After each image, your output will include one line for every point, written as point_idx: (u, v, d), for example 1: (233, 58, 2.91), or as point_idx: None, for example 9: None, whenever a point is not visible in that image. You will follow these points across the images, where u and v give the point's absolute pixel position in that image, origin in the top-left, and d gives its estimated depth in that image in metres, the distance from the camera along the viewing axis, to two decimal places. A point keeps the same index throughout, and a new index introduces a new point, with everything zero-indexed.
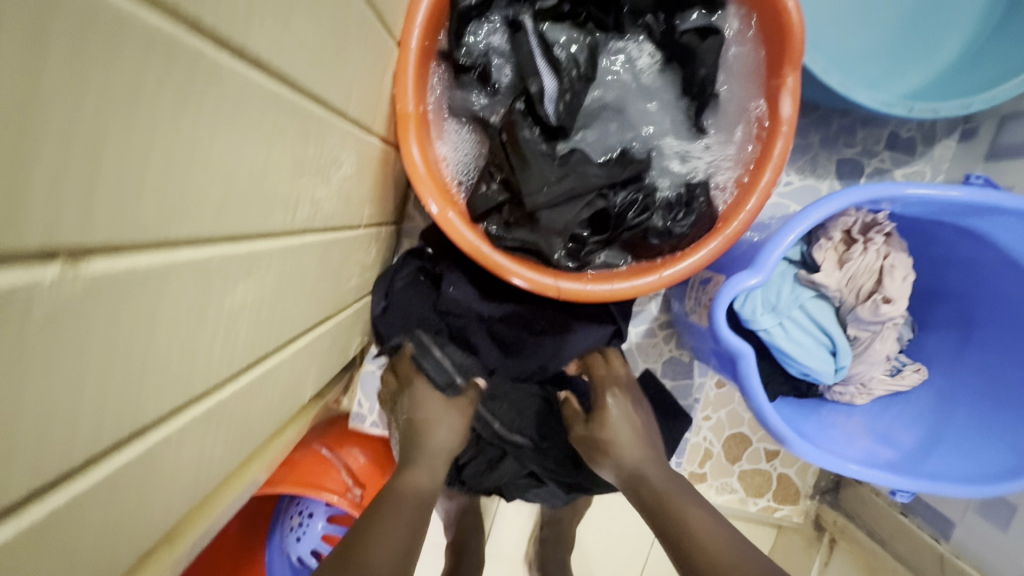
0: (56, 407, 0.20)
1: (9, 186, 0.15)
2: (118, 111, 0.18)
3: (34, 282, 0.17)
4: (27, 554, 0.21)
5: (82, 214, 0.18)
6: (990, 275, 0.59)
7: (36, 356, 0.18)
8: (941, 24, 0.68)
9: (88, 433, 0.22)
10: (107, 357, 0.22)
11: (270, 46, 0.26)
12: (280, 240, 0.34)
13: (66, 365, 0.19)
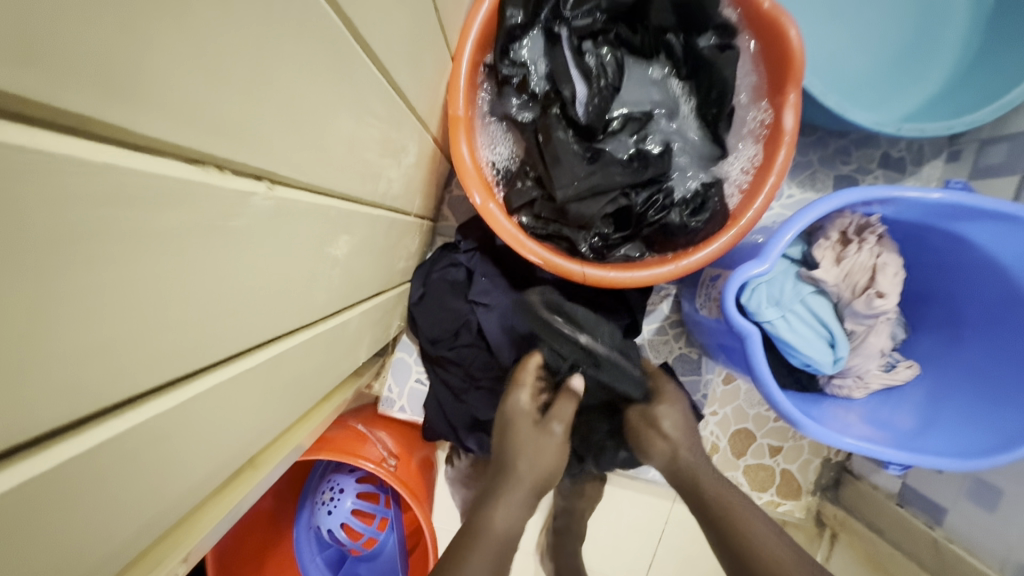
0: (233, 295, 0.26)
1: (243, 115, 0.22)
2: (300, 70, 0.25)
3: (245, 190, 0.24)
4: (194, 413, 0.27)
5: (267, 145, 0.25)
6: (973, 276, 0.65)
7: (232, 247, 0.24)
8: (926, 58, 0.76)
9: (240, 328, 0.29)
10: (263, 266, 0.28)
11: (377, 41, 0.33)
12: (364, 206, 0.41)
13: (243, 263, 0.26)
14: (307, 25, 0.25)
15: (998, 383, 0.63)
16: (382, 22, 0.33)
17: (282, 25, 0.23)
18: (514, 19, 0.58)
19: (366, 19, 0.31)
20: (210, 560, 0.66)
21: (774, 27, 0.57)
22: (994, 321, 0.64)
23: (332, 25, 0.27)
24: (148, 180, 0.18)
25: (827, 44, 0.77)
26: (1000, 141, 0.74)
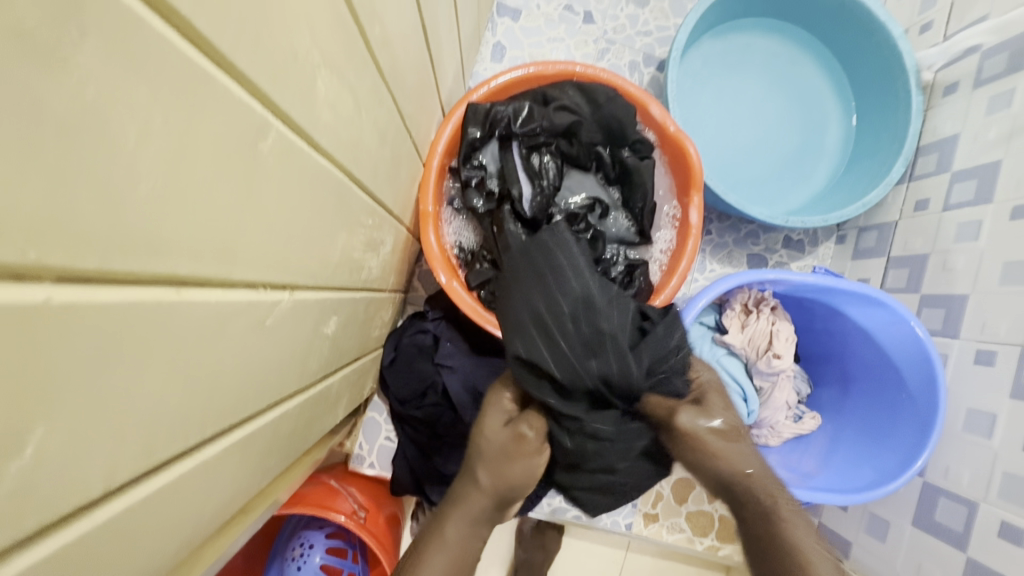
0: (268, 370, 0.36)
1: (291, 249, 0.33)
2: (323, 208, 0.37)
3: (285, 297, 0.34)
4: (229, 461, 0.36)
5: (301, 264, 0.36)
6: (852, 340, 0.80)
7: (274, 337, 0.35)
8: (809, 166, 0.98)
9: (267, 396, 0.38)
10: (287, 348, 0.38)
11: (367, 175, 0.45)
12: (350, 291, 0.51)
13: (278, 347, 0.36)
14: (330, 182, 0.36)
15: (878, 428, 0.76)
16: (369, 162, 0.45)
17: (315, 188, 0.34)
18: (474, 135, 0.72)
19: (359, 163, 0.42)
20: None
21: (678, 145, 0.74)
22: (871, 377, 0.78)
23: (340, 176, 0.38)
24: (252, 305, 0.29)
25: (729, 150, 0.97)
26: (872, 229, 0.92)
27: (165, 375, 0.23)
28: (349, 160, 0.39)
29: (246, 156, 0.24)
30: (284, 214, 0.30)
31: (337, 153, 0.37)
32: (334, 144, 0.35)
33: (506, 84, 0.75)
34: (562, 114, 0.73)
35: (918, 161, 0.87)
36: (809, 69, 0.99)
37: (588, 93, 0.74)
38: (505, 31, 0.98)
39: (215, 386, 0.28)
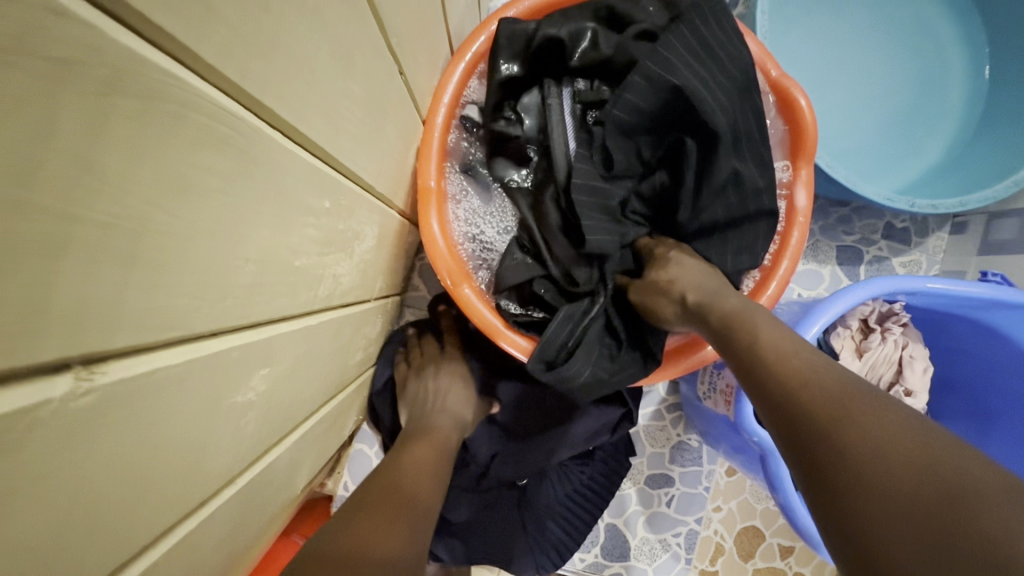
0: (55, 531, 0.17)
1: (31, 288, 0.13)
2: (172, 186, 0.17)
3: (43, 400, 0.15)
4: None
5: (110, 307, 0.16)
6: (1000, 368, 0.59)
7: (39, 475, 0.15)
8: (922, 132, 0.75)
9: (78, 571, 0.19)
10: (114, 471, 0.19)
11: (307, 122, 0.25)
12: (298, 319, 0.32)
13: (71, 489, 0.17)
14: (179, 125, 0.17)
15: None
16: (307, 93, 0.25)
17: (119, 129, 0.15)
18: (506, 71, 0.52)
19: (279, 89, 0.22)
20: None
21: (783, 101, 0.52)
22: None
23: (219, 109, 0.18)
24: None
25: (822, 111, 0.76)
26: (1009, 216, 0.70)
27: None
28: (241, 72, 0.19)
29: None
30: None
31: (190, 42, 0.16)
32: (176, 30, 0.15)
33: (544, 4, 0.54)
34: (641, 90, 0.47)
35: None
36: (926, 4, 0.76)
37: (685, 37, 0.47)
38: None
39: None
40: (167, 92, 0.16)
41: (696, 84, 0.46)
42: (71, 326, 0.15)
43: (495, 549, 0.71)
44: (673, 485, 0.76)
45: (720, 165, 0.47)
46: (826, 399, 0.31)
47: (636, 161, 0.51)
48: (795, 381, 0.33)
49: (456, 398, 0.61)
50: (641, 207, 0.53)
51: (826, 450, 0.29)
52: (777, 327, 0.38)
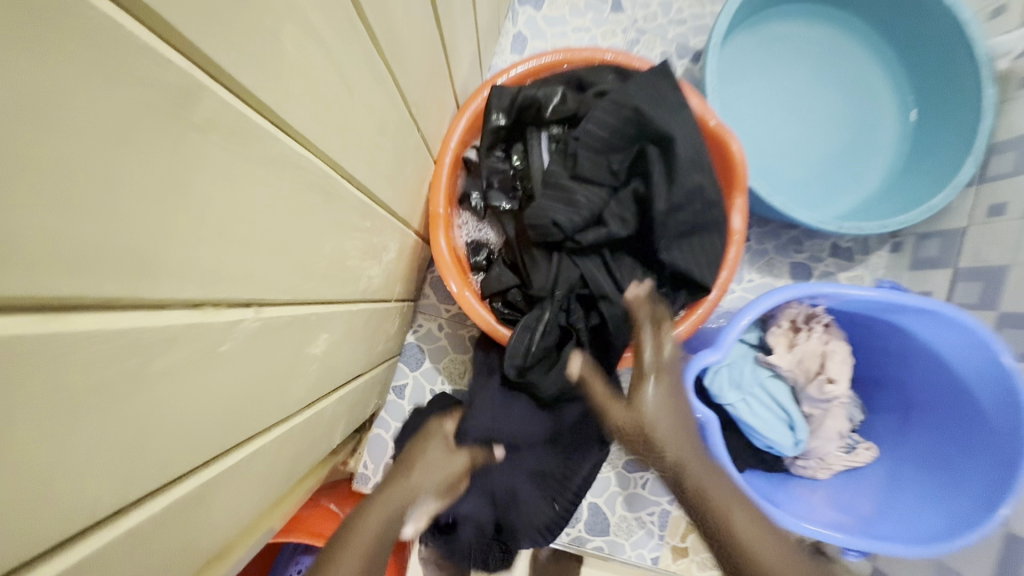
0: (228, 400, 0.30)
1: (242, 259, 0.27)
2: (296, 209, 0.31)
3: (242, 317, 0.28)
4: (189, 508, 0.30)
5: (265, 275, 0.30)
6: (917, 363, 0.70)
7: (230, 361, 0.29)
8: (859, 165, 0.88)
9: (230, 432, 0.32)
10: (254, 374, 0.32)
11: (360, 169, 0.39)
12: (345, 303, 0.45)
13: (238, 376, 0.30)
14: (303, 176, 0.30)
15: (946, 464, 0.66)
16: (361, 152, 0.39)
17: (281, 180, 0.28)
18: (498, 122, 0.65)
19: (347, 151, 0.36)
20: None
21: (719, 141, 0.66)
22: (940, 405, 0.68)
23: (320, 166, 0.32)
24: (184, 327, 0.24)
25: (773, 148, 0.89)
26: (934, 237, 0.82)
27: (41, 433, 0.18)
28: (330, 145, 0.33)
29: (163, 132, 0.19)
30: (209, 203, 0.23)
31: (311, 132, 0.30)
32: (308, 128, 0.29)
33: (529, 72, 0.69)
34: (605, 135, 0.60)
35: (992, 160, 0.77)
36: (859, 58, 0.89)
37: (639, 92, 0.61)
38: (527, 20, 0.91)
39: (135, 431, 0.23)
40: (301, 160, 0.30)
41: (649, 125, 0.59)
42: (250, 282, 0.28)
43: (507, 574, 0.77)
44: (648, 470, 0.87)
45: (674, 185, 0.58)
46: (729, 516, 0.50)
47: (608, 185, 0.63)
48: (746, 545, 0.49)
49: (434, 456, 0.66)
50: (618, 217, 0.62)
51: None
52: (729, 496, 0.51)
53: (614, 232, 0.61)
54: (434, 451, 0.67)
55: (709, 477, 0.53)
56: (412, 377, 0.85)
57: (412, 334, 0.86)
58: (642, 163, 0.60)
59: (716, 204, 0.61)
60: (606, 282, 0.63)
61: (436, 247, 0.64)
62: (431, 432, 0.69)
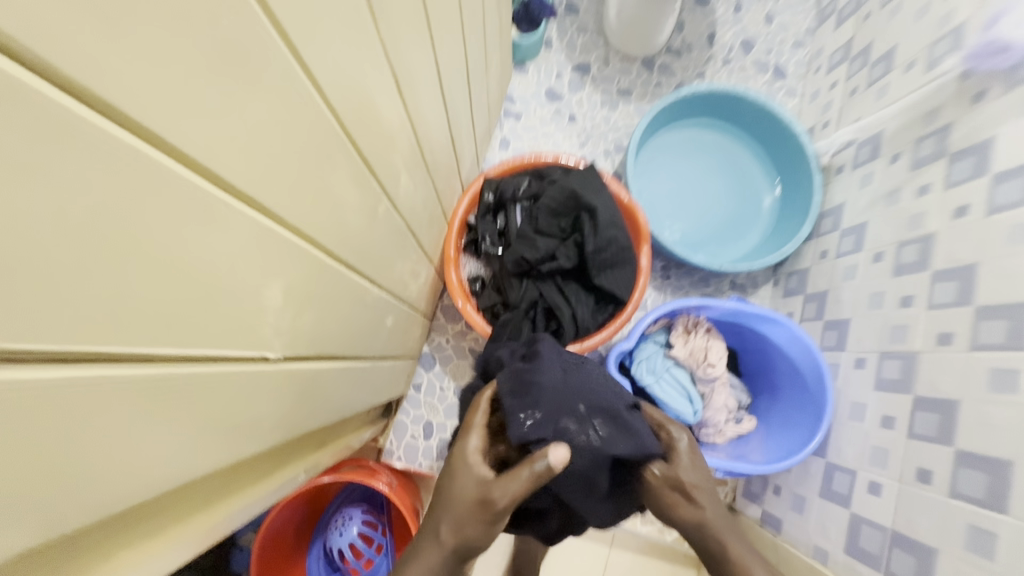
0: (358, 331, 0.64)
1: (374, 264, 0.62)
2: (391, 243, 0.66)
3: (368, 291, 0.63)
4: (338, 385, 0.63)
5: (378, 274, 0.64)
6: (774, 357, 1.03)
7: (363, 311, 0.63)
8: (743, 227, 1.26)
9: (354, 350, 0.65)
10: (366, 323, 0.66)
11: (414, 225, 0.75)
12: (400, 300, 0.79)
13: (362, 320, 0.64)
14: (395, 229, 0.66)
15: (792, 424, 0.97)
16: (415, 217, 0.74)
17: (390, 231, 0.64)
18: (488, 199, 1.02)
19: (410, 217, 0.71)
20: (259, 538, 0.93)
21: (630, 210, 1.03)
22: (790, 384, 1.00)
23: (401, 224, 0.68)
24: (356, 287, 0.58)
25: (682, 216, 1.27)
26: (794, 274, 1.18)
27: (327, 314, 0.52)
28: (406, 215, 0.69)
29: (367, 212, 0.54)
30: (371, 237, 0.58)
31: (400, 209, 0.66)
32: (399, 207, 0.65)
33: (508, 167, 1.07)
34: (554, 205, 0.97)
35: (823, 221, 1.14)
36: (740, 154, 1.30)
37: (574, 181, 0.98)
38: (510, 128, 1.31)
39: (338, 329, 0.56)
40: (395, 222, 0.65)
41: (580, 199, 0.95)
42: (374, 276, 0.63)
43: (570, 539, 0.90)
44: None
45: (597, 234, 0.94)
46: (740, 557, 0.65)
47: (558, 236, 0.98)
48: None
49: (462, 485, 0.65)
50: (565, 253, 0.97)
51: None
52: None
53: (562, 264, 0.96)
54: (461, 476, 0.66)
55: (741, 548, 0.67)
56: (426, 377, 1.16)
57: (428, 346, 1.19)
58: (578, 221, 0.96)
59: (626, 249, 0.96)
60: (558, 297, 0.97)
61: (445, 274, 0.99)
62: (456, 458, 0.67)
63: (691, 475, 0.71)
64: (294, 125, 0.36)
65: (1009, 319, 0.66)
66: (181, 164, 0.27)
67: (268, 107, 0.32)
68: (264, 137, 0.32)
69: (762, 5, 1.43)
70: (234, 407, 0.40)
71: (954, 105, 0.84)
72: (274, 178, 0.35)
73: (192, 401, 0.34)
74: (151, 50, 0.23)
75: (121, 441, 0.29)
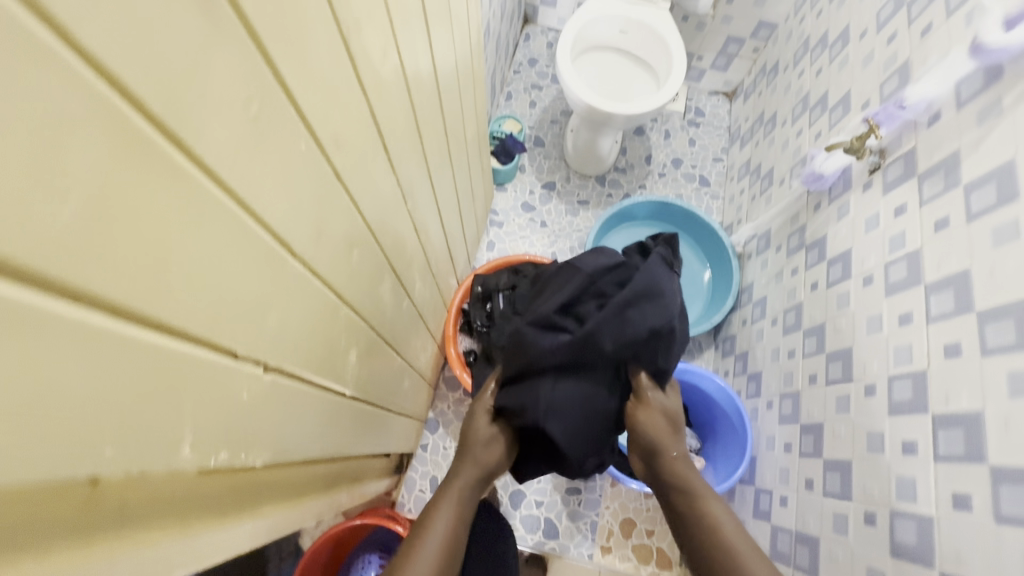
0: (389, 390, 0.90)
1: (401, 341, 0.90)
2: (410, 326, 0.94)
3: (397, 361, 0.90)
4: (375, 428, 0.89)
5: (402, 348, 0.92)
6: (711, 406, 1.29)
7: (393, 375, 0.90)
8: (686, 303, 1.56)
9: (386, 404, 0.91)
10: (393, 385, 0.92)
11: (424, 314, 1.04)
12: (414, 368, 1.06)
13: (392, 382, 0.91)
14: (414, 317, 0.95)
15: (728, 461, 1.20)
16: (425, 307, 1.04)
17: (410, 318, 0.93)
18: (478, 289, 1.34)
19: (423, 306, 1.01)
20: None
21: None
22: (726, 426, 1.25)
23: (416, 314, 0.97)
24: (392, 357, 0.86)
25: None
26: (726, 338, 1.46)
27: (376, 375, 0.79)
28: (419, 307, 0.98)
29: (400, 305, 0.84)
30: (401, 322, 0.87)
31: (416, 303, 0.96)
32: (416, 302, 0.95)
33: (493, 265, 1.39)
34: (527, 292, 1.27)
35: (742, 295, 1.45)
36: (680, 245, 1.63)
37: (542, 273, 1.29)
38: (495, 234, 1.67)
39: (380, 386, 0.83)
40: (413, 313, 0.95)
41: None
42: (401, 349, 0.91)
43: (511, 397, 0.84)
44: (581, 493, 1.37)
45: None
46: (705, 499, 0.79)
47: None
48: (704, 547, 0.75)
49: (483, 421, 0.89)
50: None
51: (698, 560, 0.75)
52: (718, 513, 0.77)
53: None
54: (481, 421, 0.89)
55: (700, 481, 0.82)
56: (432, 439, 1.40)
57: (433, 411, 1.43)
58: None
59: None
60: None
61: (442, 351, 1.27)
62: (478, 408, 0.91)
63: (673, 411, 0.85)
64: (376, 264, 0.67)
65: (843, 359, 0.94)
66: (341, 297, 0.56)
67: (368, 259, 0.63)
68: (365, 275, 0.63)
69: (685, 133, 1.87)
70: (337, 425, 0.67)
71: (806, 211, 1.19)
72: (366, 294, 0.65)
73: (322, 420, 0.61)
74: (343, 251, 0.54)
75: (300, 438, 0.56)
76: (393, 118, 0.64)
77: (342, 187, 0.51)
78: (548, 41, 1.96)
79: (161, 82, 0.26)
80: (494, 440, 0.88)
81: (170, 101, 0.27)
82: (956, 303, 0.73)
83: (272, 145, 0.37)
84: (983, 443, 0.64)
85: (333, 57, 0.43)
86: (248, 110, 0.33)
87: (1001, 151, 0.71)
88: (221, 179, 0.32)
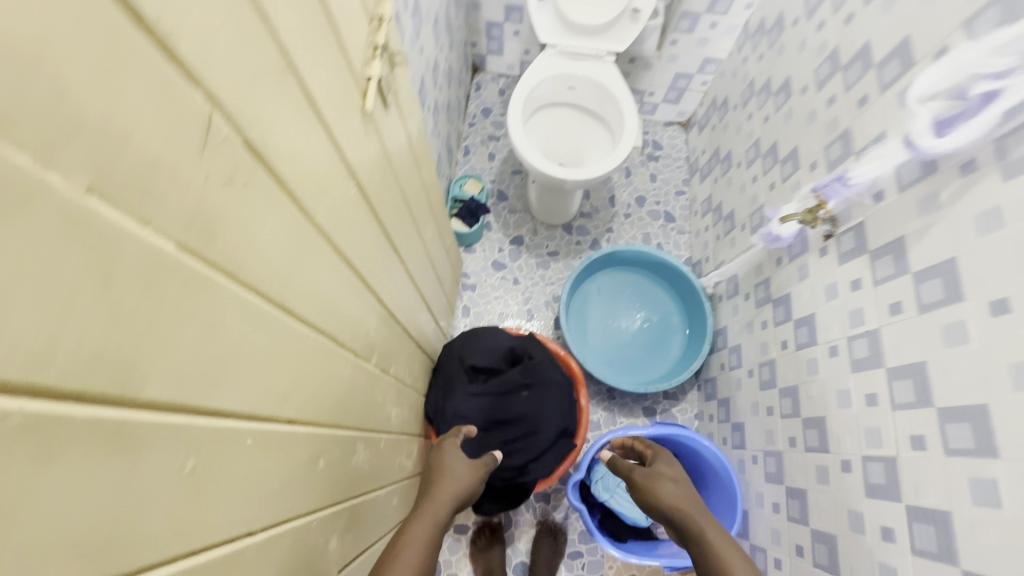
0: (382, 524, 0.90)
1: (388, 473, 0.90)
2: (395, 452, 0.94)
3: (386, 493, 0.90)
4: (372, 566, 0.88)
5: (389, 478, 0.91)
6: (698, 460, 1.31)
7: (384, 508, 0.89)
8: (664, 347, 1.59)
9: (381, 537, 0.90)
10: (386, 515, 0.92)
11: (407, 426, 1.03)
12: (404, 481, 1.05)
13: (384, 516, 0.90)
14: (397, 443, 0.95)
15: (720, 522, 1.21)
16: (407, 420, 1.03)
17: (394, 446, 0.92)
18: None
19: (404, 422, 1.01)
20: None
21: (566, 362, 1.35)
22: (714, 480, 1.27)
23: (399, 436, 0.96)
24: (381, 497, 0.86)
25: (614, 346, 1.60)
26: (708, 381, 1.49)
27: (367, 528, 0.79)
28: (401, 427, 0.97)
29: (381, 447, 0.83)
30: (385, 460, 0.86)
31: (398, 428, 0.95)
32: (397, 428, 0.94)
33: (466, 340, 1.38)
34: None
35: (719, 338, 1.47)
36: (652, 288, 1.66)
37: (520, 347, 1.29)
38: (469, 297, 1.66)
39: (372, 531, 0.83)
40: (396, 440, 0.94)
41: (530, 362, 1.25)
42: (388, 480, 0.91)
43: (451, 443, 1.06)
44: (584, 556, 1.38)
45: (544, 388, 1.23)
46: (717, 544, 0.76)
47: None
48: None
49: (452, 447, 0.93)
50: None
51: None
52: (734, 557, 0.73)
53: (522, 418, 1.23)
54: (452, 447, 0.93)
55: (711, 529, 0.78)
56: None
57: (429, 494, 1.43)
58: None
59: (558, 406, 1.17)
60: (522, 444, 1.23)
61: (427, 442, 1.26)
62: (448, 436, 0.98)
63: (671, 476, 0.90)
64: (348, 444, 0.66)
65: (819, 428, 0.96)
66: (314, 510, 0.56)
67: (339, 451, 0.62)
68: (337, 465, 0.62)
69: (645, 169, 1.87)
70: None
71: (768, 264, 1.21)
72: (342, 479, 0.64)
73: None
74: (309, 473, 0.53)
75: None
76: (350, 302, 0.63)
77: (299, 425, 0.50)
78: (499, 88, 1.95)
79: (84, 552, 0.25)
80: (470, 462, 0.90)
81: (97, 555, 0.26)
82: (917, 395, 0.75)
83: (216, 471, 0.36)
84: (955, 544, 0.66)
85: (272, 330, 0.42)
86: (185, 470, 0.33)
87: (946, 246, 0.73)
88: (163, 556, 0.32)
